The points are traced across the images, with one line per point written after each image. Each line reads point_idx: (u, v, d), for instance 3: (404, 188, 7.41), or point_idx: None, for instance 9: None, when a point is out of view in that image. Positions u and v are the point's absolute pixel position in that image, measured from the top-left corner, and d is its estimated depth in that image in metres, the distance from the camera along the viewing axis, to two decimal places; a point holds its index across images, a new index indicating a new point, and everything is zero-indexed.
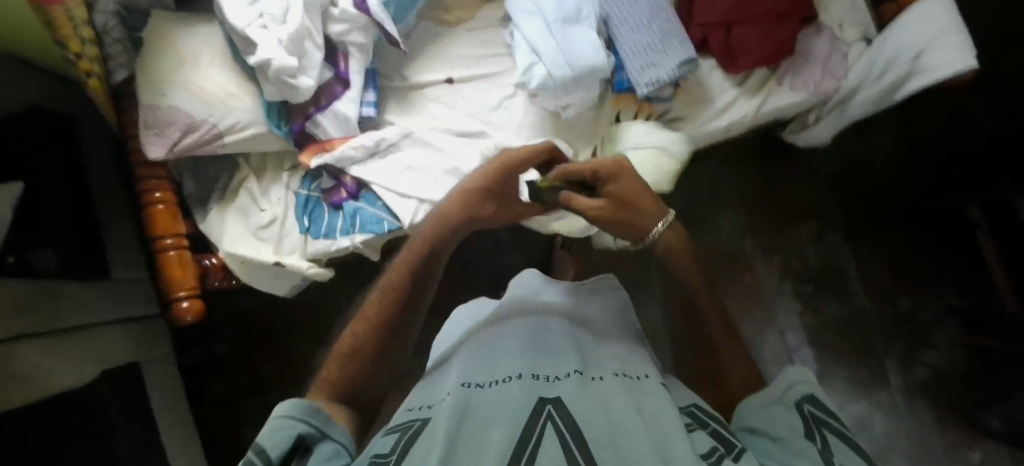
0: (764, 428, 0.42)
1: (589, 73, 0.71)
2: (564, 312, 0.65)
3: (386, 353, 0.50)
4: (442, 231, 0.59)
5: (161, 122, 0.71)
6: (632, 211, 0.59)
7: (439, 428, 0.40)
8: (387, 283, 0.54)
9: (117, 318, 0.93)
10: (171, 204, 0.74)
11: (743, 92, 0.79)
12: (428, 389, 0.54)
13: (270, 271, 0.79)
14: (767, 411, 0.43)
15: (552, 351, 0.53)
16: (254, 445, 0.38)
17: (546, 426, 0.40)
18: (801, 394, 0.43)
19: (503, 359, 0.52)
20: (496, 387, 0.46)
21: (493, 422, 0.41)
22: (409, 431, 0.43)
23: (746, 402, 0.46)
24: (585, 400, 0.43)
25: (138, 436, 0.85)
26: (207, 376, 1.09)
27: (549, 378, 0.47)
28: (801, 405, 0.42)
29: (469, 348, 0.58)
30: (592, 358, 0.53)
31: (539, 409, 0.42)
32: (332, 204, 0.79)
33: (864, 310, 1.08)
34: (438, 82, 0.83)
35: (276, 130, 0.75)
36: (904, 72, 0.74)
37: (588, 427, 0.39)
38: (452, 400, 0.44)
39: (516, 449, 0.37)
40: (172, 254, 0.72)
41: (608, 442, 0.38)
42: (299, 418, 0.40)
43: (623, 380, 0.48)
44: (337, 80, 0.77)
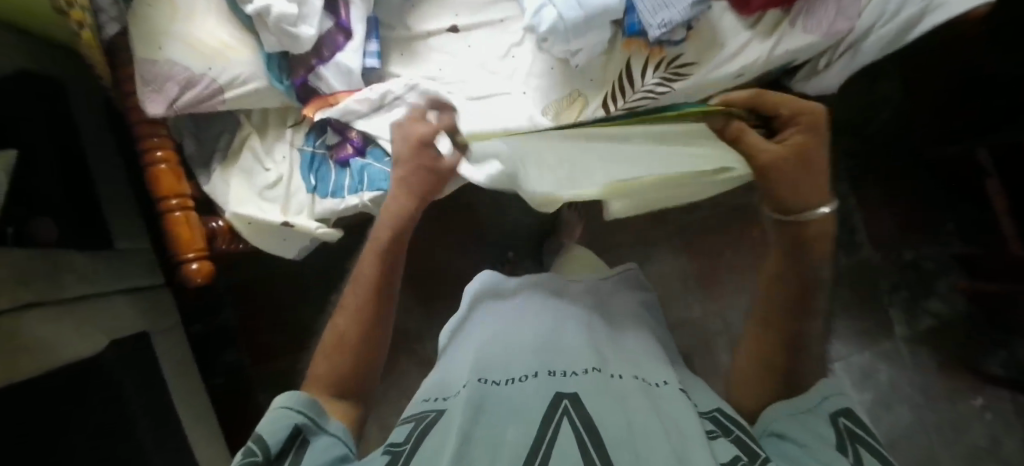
0: (796, 434, 0.42)
1: (601, 13, 0.69)
2: (582, 301, 0.64)
3: (366, 347, 0.53)
4: (398, 223, 0.58)
5: (158, 77, 0.68)
6: (801, 164, 0.48)
7: (455, 422, 0.42)
8: (352, 299, 0.55)
9: (122, 288, 0.91)
10: (174, 164, 0.71)
11: (756, 34, 0.77)
12: (443, 378, 0.55)
13: (279, 233, 0.77)
14: (797, 419, 0.44)
15: (567, 344, 0.54)
16: (256, 434, 0.43)
17: (562, 422, 0.40)
18: (836, 407, 0.44)
19: (518, 350, 0.53)
20: (512, 385, 0.47)
21: (509, 419, 0.42)
22: (424, 421, 0.46)
23: (772, 408, 0.46)
24: (604, 399, 0.44)
25: (153, 404, 0.84)
26: (217, 345, 1.08)
27: (566, 375, 0.48)
28: (836, 418, 0.43)
29: (484, 336, 0.58)
30: (609, 356, 0.53)
31: (556, 404, 0.43)
32: (338, 161, 0.78)
33: (870, 261, 1.08)
34: (442, 31, 0.80)
35: (278, 85, 0.73)
36: (919, 9, 0.73)
37: (603, 424, 0.40)
38: (468, 394, 0.45)
39: (530, 451, 0.38)
40: (179, 216, 0.71)
41: (624, 443, 0.39)
42: (297, 409, 0.44)
43: (641, 383, 0.49)
44: (338, 30, 0.74)
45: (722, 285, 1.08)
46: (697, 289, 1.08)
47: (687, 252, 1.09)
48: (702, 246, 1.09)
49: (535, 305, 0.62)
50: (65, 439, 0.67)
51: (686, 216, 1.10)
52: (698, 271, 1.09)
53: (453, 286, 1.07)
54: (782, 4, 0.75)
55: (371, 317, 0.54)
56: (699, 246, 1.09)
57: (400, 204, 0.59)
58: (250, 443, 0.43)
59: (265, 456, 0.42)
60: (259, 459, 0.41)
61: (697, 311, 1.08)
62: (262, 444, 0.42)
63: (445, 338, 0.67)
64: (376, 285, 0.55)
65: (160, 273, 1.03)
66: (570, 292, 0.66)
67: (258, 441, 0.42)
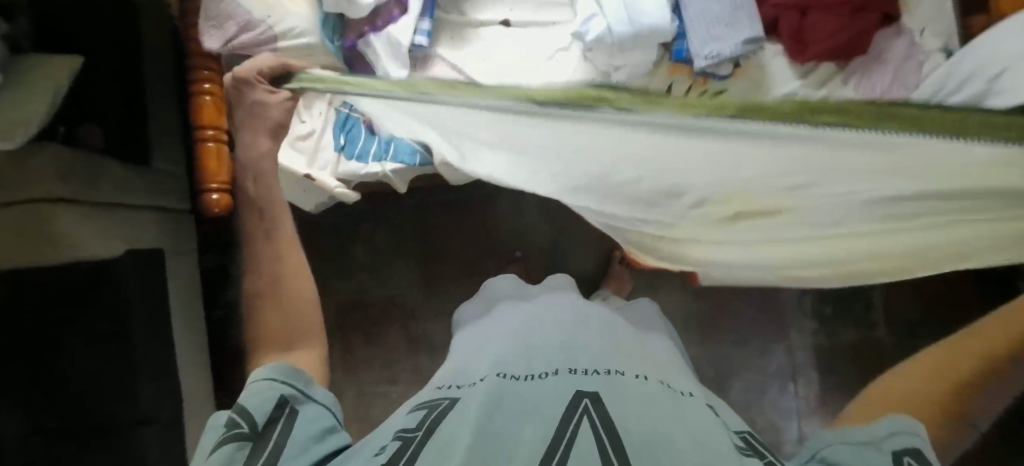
0: (844, 458, 0.36)
1: (649, 35, 0.69)
2: (603, 310, 0.65)
3: (283, 296, 0.56)
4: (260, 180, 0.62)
5: (221, 14, 0.71)
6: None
7: (474, 411, 0.42)
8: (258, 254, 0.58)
9: (151, 206, 0.97)
10: (218, 98, 0.75)
11: (806, 84, 0.75)
12: (463, 367, 0.56)
13: (300, 183, 0.82)
14: (853, 449, 0.37)
15: (584, 345, 0.53)
16: (242, 407, 0.42)
17: (582, 419, 0.40)
18: (898, 447, 0.36)
19: (539, 348, 0.53)
20: (532, 379, 0.47)
21: (526, 414, 0.41)
22: (436, 408, 0.46)
23: (822, 437, 0.40)
24: (624, 401, 0.43)
25: (156, 318, 0.88)
26: (225, 280, 1.13)
27: (587, 373, 0.48)
28: (898, 456, 0.35)
29: (506, 333, 0.59)
30: (627, 358, 0.53)
31: (576, 403, 0.42)
32: (369, 127, 0.79)
33: (883, 341, 1.02)
34: (493, 23, 0.81)
35: (329, 45, 0.77)
36: (980, 89, 0.67)
37: (625, 423, 0.39)
38: (488, 387, 0.45)
39: (548, 446, 0.37)
40: (211, 146, 0.74)
41: (644, 443, 0.37)
42: (280, 380, 0.45)
43: (661, 388, 0.47)
44: (396, 4, 0.77)
45: (722, 331, 1.06)
46: (695, 331, 1.06)
47: (694, 292, 1.06)
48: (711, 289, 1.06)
49: (555, 310, 0.63)
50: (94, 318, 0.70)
51: None
52: (700, 311, 1.06)
53: (455, 272, 1.08)
54: (839, 58, 0.75)
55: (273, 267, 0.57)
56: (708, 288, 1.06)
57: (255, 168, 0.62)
58: (234, 416, 0.42)
59: (251, 430, 0.41)
60: (246, 431, 0.40)
61: (690, 353, 1.06)
62: (248, 417, 0.41)
63: (465, 331, 0.70)
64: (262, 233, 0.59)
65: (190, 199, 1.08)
66: (586, 300, 0.68)
67: (242, 414, 0.42)
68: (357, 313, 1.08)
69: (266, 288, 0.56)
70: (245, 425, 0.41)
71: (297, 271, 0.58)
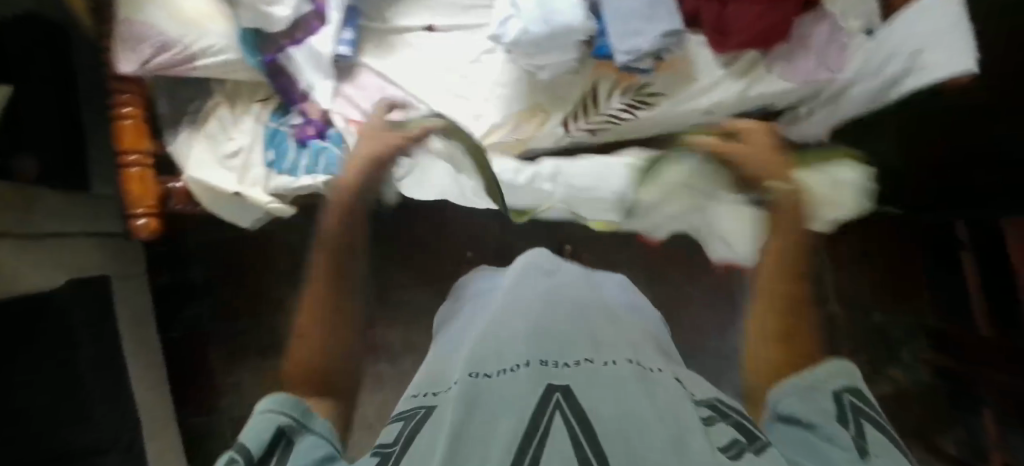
0: (800, 409, 0.38)
1: (565, 35, 0.69)
2: (584, 290, 0.59)
3: (336, 337, 0.49)
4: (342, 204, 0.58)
5: (134, 37, 0.69)
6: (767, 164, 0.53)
7: (446, 421, 0.37)
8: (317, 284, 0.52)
9: (96, 233, 0.94)
10: (140, 121, 0.74)
11: (729, 74, 0.76)
12: (438, 372, 0.52)
13: (234, 202, 0.79)
14: (806, 398, 0.39)
15: (559, 332, 0.47)
16: (237, 442, 0.39)
17: (555, 415, 0.35)
18: (839, 382, 0.40)
19: (511, 340, 0.47)
20: (505, 374, 0.42)
21: (500, 414, 0.37)
22: (414, 418, 0.43)
23: (776, 387, 0.42)
24: (602, 392, 0.38)
25: (101, 345, 0.85)
26: (176, 301, 1.10)
27: (559, 365, 0.42)
28: (840, 393, 0.39)
29: (479, 330, 0.53)
30: (606, 341, 0.47)
31: (546, 395, 0.37)
32: (298, 140, 0.78)
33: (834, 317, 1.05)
34: (416, 29, 0.83)
35: (248, 58, 0.72)
36: (902, 68, 0.69)
37: (599, 417, 0.35)
38: (457, 392, 0.40)
39: (519, 442, 0.32)
40: (134, 171, 0.73)
41: (617, 434, 0.33)
42: (279, 410, 0.41)
43: (637, 369, 0.42)
44: (315, 15, 0.75)
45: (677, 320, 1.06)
46: None
47: (645, 280, 1.07)
48: (663, 278, 1.07)
49: (528, 296, 0.56)
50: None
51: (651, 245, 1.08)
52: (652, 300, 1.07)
53: (409, 277, 1.08)
54: (761, 46, 0.73)
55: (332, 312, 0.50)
56: (659, 277, 1.08)
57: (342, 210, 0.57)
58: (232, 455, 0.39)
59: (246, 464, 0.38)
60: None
61: None
62: (244, 452, 0.38)
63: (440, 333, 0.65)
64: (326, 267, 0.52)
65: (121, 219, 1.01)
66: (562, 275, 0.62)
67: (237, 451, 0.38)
68: None
69: (322, 346, 0.48)
70: (241, 458, 0.37)
71: (340, 325, 0.50)
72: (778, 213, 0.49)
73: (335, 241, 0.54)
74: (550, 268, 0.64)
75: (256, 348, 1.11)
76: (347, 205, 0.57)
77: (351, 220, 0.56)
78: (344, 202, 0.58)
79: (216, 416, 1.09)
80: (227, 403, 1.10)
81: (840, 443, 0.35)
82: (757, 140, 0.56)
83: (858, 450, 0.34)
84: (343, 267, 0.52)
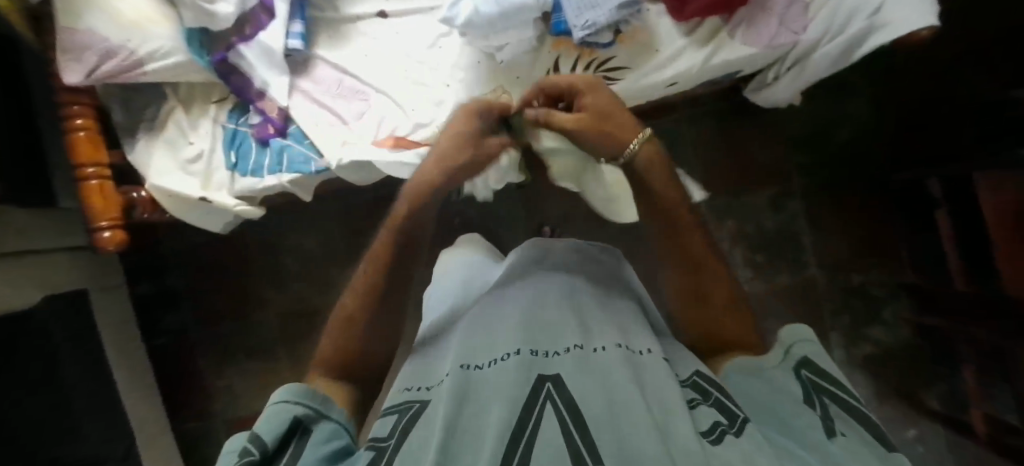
0: (760, 387, 0.41)
1: (519, 13, 0.67)
2: (570, 267, 0.58)
3: (375, 342, 0.49)
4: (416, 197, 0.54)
5: (77, 46, 0.67)
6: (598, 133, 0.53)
7: (437, 417, 0.37)
8: (362, 279, 0.50)
9: (65, 247, 0.92)
10: (93, 133, 0.72)
11: (691, 42, 0.75)
12: (426, 364, 0.51)
13: (200, 208, 0.78)
14: (764, 378, 0.41)
15: (549, 319, 0.48)
16: (251, 432, 0.37)
17: (545, 410, 0.36)
18: (797, 359, 0.42)
19: (502, 330, 0.47)
20: (494, 366, 0.42)
21: (492, 406, 0.37)
22: (407, 413, 0.41)
23: (734, 368, 0.44)
24: (591, 380, 0.38)
25: (83, 361, 0.85)
26: (161, 309, 1.10)
27: (548, 355, 0.42)
28: (798, 371, 0.41)
29: (465, 322, 0.53)
30: (595, 323, 0.47)
31: (538, 389, 0.38)
32: (259, 139, 0.77)
33: (815, 280, 1.05)
34: (370, 16, 0.81)
35: (197, 59, 0.72)
36: (863, 27, 0.69)
37: (589, 408, 0.35)
38: (449, 386, 0.40)
39: (510, 439, 0.33)
40: (94, 184, 0.72)
41: (605, 424, 0.34)
42: (294, 401, 0.39)
43: (627, 351, 0.43)
44: (262, 9, 0.74)
45: None
46: None
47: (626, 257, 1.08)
48: (642, 252, 1.08)
49: (514, 285, 0.56)
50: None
51: (630, 220, 1.08)
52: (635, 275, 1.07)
53: None
54: (721, 12, 0.72)
55: (374, 312, 0.49)
56: (639, 252, 1.08)
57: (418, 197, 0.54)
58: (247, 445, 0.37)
59: (260, 456, 0.37)
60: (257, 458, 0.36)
61: None
62: (258, 444, 0.37)
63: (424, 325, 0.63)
64: (382, 264, 0.50)
65: (83, 230, 0.97)
66: (547, 254, 0.62)
67: (253, 441, 0.37)
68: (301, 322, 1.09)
69: (369, 347, 0.48)
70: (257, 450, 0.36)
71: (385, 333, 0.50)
72: (654, 189, 0.50)
73: (404, 235, 0.52)
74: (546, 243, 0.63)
75: (244, 350, 1.11)
76: (416, 201, 0.53)
77: (420, 230, 0.53)
78: (416, 198, 0.53)
79: (211, 420, 1.10)
80: (219, 407, 1.10)
81: (808, 424, 0.36)
82: (590, 105, 0.55)
83: (826, 430, 0.35)
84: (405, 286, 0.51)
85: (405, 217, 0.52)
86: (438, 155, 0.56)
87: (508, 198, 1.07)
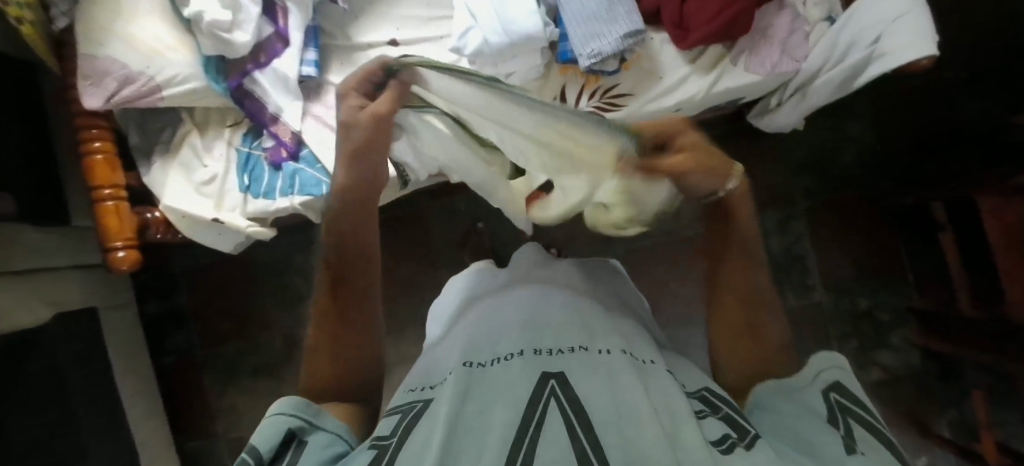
0: (785, 406, 0.41)
1: (526, 42, 0.69)
2: (573, 279, 0.60)
3: (354, 363, 0.50)
4: (348, 215, 0.51)
5: (98, 72, 0.69)
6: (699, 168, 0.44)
7: (442, 413, 0.38)
8: (324, 300, 0.51)
9: (76, 265, 0.92)
10: (111, 156, 0.74)
11: (695, 69, 0.76)
12: (429, 366, 0.52)
13: (212, 228, 0.79)
14: (791, 399, 0.42)
15: (551, 321, 0.49)
16: (249, 443, 0.40)
17: (549, 407, 0.37)
18: (829, 381, 0.42)
19: (505, 330, 0.49)
20: (497, 365, 0.44)
21: (496, 403, 0.39)
22: (410, 412, 0.43)
23: (762, 390, 0.44)
24: (595, 380, 0.40)
25: (91, 379, 0.85)
26: (168, 328, 1.11)
27: (552, 353, 0.44)
28: (827, 393, 0.41)
29: (469, 321, 0.54)
30: (597, 327, 0.49)
31: (542, 385, 0.39)
32: (271, 163, 0.79)
33: (821, 303, 1.05)
34: (382, 43, 0.83)
35: (214, 85, 0.74)
36: (864, 56, 0.70)
37: (594, 408, 0.37)
38: (453, 383, 0.42)
39: (515, 436, 0.35)
40: (110, 206, 0.74)
41: (610, 426, 0.35)
42: (290, 414, 0.42)
43: (630, 357, 0.44)
44: (278, 38, 0.77)
45: (663, 314, 1.07)
46: None
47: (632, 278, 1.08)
48: (647, 273, 1.08)
49: (519, 288, 0.57)
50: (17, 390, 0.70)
51: (634, 241, 1.08)
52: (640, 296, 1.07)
53: (396, 290, 1.09)
54: (724, 40, 0.74)
55: (342, 335, 0.50)
56: (645, 273, 1.08)
57: (345, 215, 0.51)
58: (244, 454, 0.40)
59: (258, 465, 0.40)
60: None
61: None
62: (255, 453, 0.40)
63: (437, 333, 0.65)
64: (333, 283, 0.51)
65: (96, 249, 0.98)
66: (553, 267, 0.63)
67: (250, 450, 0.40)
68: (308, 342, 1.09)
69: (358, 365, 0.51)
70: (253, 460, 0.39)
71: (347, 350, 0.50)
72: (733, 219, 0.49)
73: (342, 253, 0.51)
74: (546, 260, 0.66)
75: (249, 369, 1.11)
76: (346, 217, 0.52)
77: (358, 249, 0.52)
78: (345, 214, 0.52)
79: (214, 440, 1.10)
80: (222, 426, 1.10)
81: (829, 442, 0.36)
82: (686, 143, 0.44)
83: (846, 448, 0.35)
84: (356, 309, 0.51)
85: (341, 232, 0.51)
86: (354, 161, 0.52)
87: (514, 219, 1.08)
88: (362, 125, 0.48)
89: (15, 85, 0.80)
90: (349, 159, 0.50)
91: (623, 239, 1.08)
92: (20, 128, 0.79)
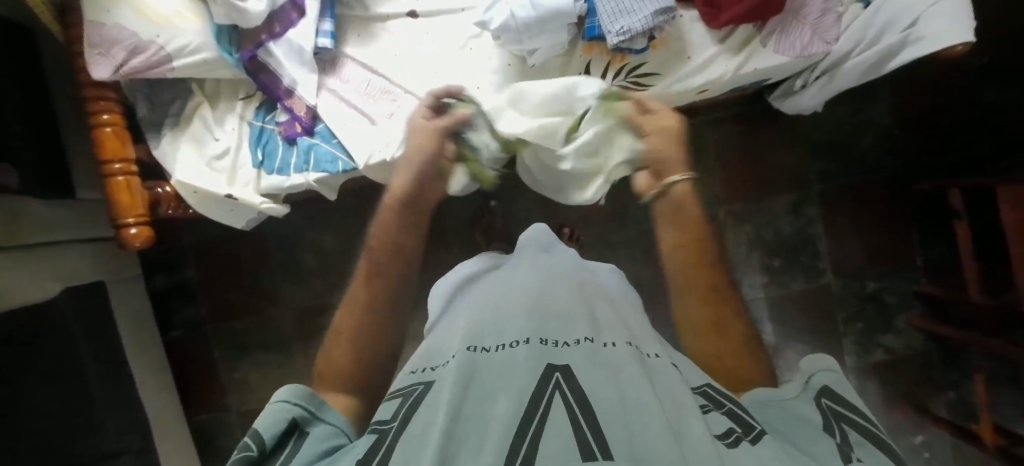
0: (775, 413, 0.41)
1: (554, 17, 0.67)
2: (574, 265, 0.56)
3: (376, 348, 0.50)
4: (391, 231, 0.55)
5: (106, 40, 0.66)
6: (667, 134, 0.57)
7: (442, 399, 0.36)
8: (344, 314, 0.51)
9: (80, 239, 0.90)
10: (120, 128, 0.71)
11: (723, 50, 0.74)
12: (430, 344, 0.49)
13: (224, 204, 0.77)
14: (785, 406, 0.41)
15: (557, 306, 0.46)
16: (251, 428, 0.40)
17: (554, 399, 0.35)
18: (817, 388, 0.42)
19: (509, 313, 0.45)
20: (502, 352, 0.41)
21: (499, 392, 0.36)
22: (414, 394, 0.40)
23: (750, 391, 0.44)
24: (601, 373, 0.38)
25: (103, 355, 0.84)
26: (175, 302, 1.10)
27: (558, 344, 0.41)
28: (818, 400, 0.41)
29: (471, 302, 0.51)
30: (603, 316, 0.46)
31: (547, 378, 0.37)
32: (285, 137, 0.77)
33: (829, 286, 1.06)
34: (400, 15, 0.81)
35: (227, 56, 0.71)
36: (897, 41, 0.69)
37: (599, 402, 0.35)
38: (454, 368, 0.39)
39: (518, 429, 0.32)
40: (121, 180, 0.71)
41: (616, 418, 0.33)
42: (293, 402, 0.42)
43: (636, 350, 0.42)
44: (293, 7, 0.74)
45: None
46: (649, 298, 1.07)
47: (644, 260, 1.08)
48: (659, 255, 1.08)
49: (522, 269, 0.54)
50: (31, 367, 0.69)
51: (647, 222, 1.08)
52: (652, 278, 1.07)
53: None
54: (755, 20, 0.71)
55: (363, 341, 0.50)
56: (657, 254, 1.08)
57: (390, 212, 0.57)
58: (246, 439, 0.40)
59: (259, 452, 0.39)
60: (254, 453, 0.39)
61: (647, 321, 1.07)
62: (257, 439, 0.39)
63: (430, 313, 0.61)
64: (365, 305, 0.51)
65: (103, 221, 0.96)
66: (558, 252, 0.60)
67: (253, 435, 0.40)
68: (317, 318, 1.11)
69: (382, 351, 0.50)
70: (255, 446, 0.39)
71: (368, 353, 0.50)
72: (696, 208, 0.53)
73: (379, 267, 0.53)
74: (549, 245, 0.62)
75: (259, 345, 1.11)
76: (392, 246, 0.54)
77: (407, 273, 0.54)
78: (390, 236, 0.55)
79: (225, 413, 1.10)
80: (233, 399, 1.10)
81: (825, 451, 0.36)
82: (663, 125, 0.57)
83: (843, 456, 0.35)
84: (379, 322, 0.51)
85: (380, 249, 0.54)
86: (408, 166, 0.59)
87: (527, 197, 1.07)
88: (423, 135, 0.60)
89: (14, 52, 0.76)
90: (409, 161, 0.59)
91: (637, 220, 1.08)
92: (22, 96, 0.76)
